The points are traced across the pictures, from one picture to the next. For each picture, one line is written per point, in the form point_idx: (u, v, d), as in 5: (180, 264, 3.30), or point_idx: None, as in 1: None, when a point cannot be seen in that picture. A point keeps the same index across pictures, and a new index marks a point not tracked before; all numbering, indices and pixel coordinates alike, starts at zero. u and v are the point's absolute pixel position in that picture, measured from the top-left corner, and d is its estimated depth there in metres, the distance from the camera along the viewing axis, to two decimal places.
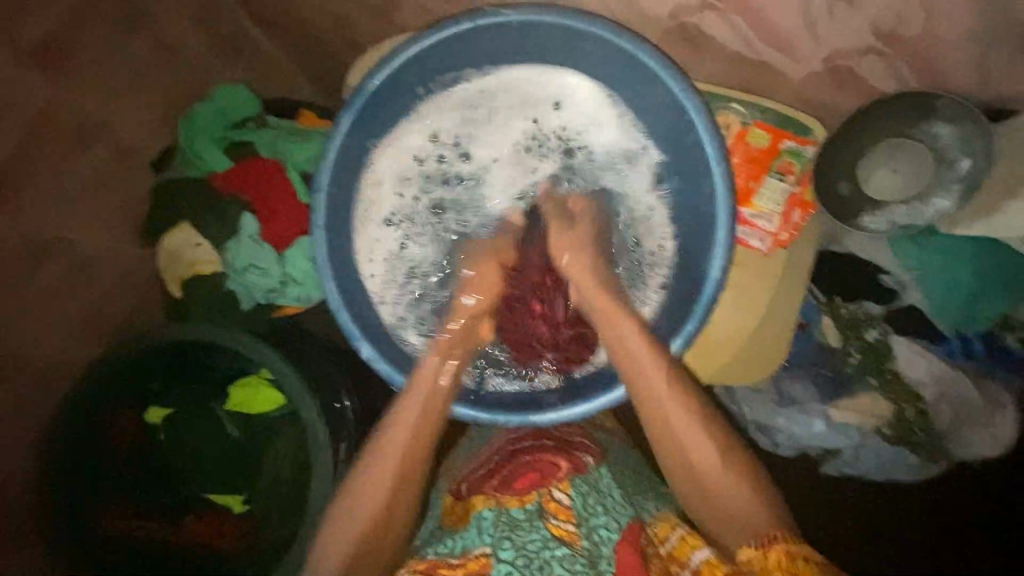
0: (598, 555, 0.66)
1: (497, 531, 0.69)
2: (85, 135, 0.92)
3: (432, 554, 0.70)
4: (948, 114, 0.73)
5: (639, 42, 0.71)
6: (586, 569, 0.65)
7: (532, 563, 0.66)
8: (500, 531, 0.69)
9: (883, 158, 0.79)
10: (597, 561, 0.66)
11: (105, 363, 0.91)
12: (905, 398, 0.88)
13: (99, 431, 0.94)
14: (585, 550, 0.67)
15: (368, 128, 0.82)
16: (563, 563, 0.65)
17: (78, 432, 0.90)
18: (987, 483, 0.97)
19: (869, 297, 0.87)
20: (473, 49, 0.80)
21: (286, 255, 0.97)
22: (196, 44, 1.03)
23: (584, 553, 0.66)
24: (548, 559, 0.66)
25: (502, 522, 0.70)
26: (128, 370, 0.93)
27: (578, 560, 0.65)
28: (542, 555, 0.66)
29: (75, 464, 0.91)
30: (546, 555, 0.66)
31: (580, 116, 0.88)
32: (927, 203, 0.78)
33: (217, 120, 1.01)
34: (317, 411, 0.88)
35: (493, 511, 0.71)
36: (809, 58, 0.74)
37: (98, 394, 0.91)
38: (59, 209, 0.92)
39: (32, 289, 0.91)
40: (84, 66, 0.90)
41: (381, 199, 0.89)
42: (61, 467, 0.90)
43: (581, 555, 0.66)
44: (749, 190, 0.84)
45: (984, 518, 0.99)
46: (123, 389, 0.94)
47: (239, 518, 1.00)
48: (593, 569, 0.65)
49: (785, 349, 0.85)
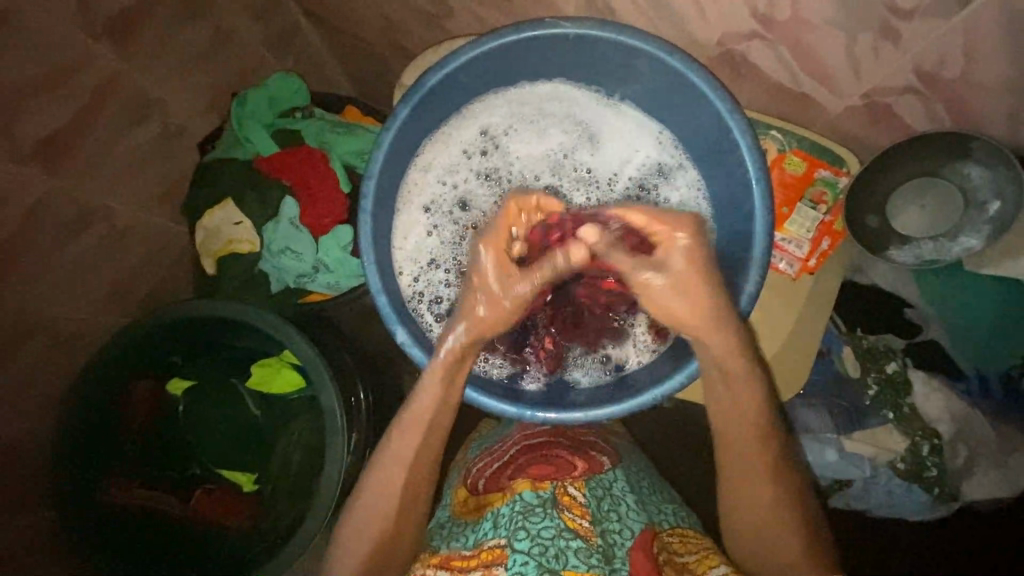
0: (613, 553, 0.67)
1: (514, 521, 0.69)
2: (142, 111, 0.96)
3: (448, 549, 0.73)
4: (983, 158, 0.76)
5: (689, 63, 0.74)
6: (600, 563, 0.65)
7: (546, 551, 0.65)
8: (518, 520, 0.69)
9: (912, 197, 0.82)
10: (611, 559, 0.66)
11: (95, 361, 0.90)
12: (922, 433, 0.89)
13: (108, 413, 0.95)
14: (600, 546, 0.67)
15: (420, 121, 0.84)
16: (578, 553, 0.66)
17: (76, 412, 0.90)
18: (1002, 513, 0.98)
19: (891, 331, 0.91)
20: (524, 59, 0.83)
21: (321, 241, 0.99)
22: (248, 32, 1.06)
23: (598, 546, 0.67)
24: (563, 548, 0.66)
25: (519, 510, 0.71)
26: (134, 357, 0.94)
27: (592, 554, 0.66)
28: (557, 543, 0.67)
29: (76, 447, 0.91)
30: (561, 544, 0.66)
31: (619, 135, 0.91)
32: (953, 240, 0.81)
33: (266, 106, 1.04)
34: (337, 395, 0.89)
35: (509, 505, 0.72)
36: (848, 93, 0.76)
37: (100, 372, 0.91)
38: (103, 179, 0.94)
39: (70, 255, 0.92)
40: (144, 44, 0.92)
41: (423, 185, 0.91)
42: (62, 450, 0.89)
43: (596, 548, 0.67)
44: (782, 215, 0.85)
45: (997, 549, 1.00)
46: (121, 375, 0.94)
47: (250, 496, 1.01)
48: (607, 564, 0.65)
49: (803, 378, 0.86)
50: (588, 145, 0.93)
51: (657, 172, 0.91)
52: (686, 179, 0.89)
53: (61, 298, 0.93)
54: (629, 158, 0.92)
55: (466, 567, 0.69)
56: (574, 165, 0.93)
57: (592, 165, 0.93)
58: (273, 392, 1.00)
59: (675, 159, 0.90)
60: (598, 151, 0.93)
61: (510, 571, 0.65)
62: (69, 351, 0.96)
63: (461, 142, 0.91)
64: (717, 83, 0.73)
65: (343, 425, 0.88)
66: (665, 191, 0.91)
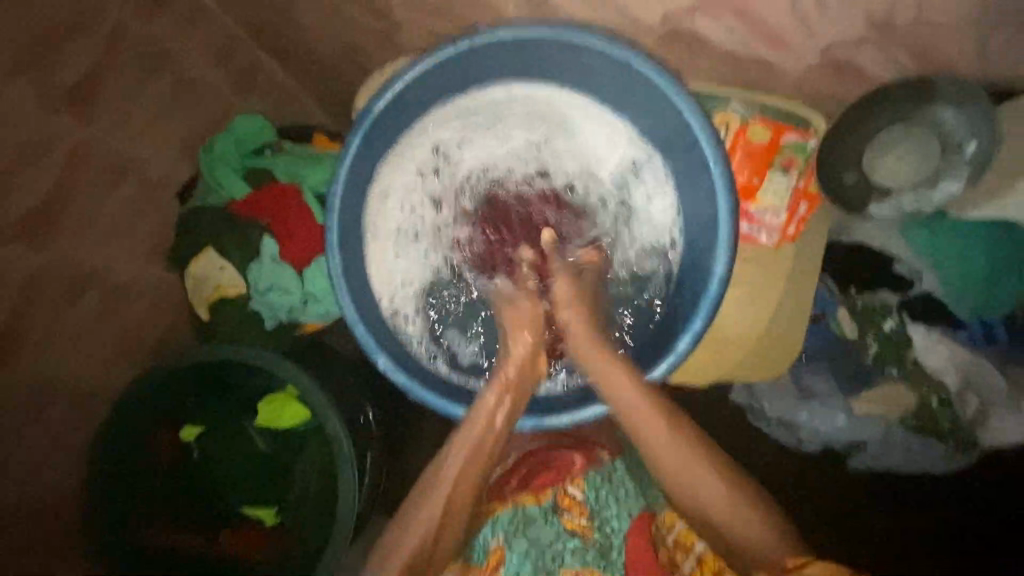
0: (610, 545, 0.71)
1: (515, 525, 0.72)
2: (118, 169, 0.98)
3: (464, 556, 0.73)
4: (952, 99, 0.71)
5: (630, 50, 0.73)
6: (595, 559, 0.70)
7: (545, 553, 0.71)
8: (518, 525, 0.72)
9: (886, 148, 0.76)
10: (608, 551, 0.71)
11: (113, 421, 0.93)
12: (929, 387, 0.86)
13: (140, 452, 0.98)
14: (596, 541, 0.71)
15: (375, 148, 0.84)
16: (574, 554, 0.70)
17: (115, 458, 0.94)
18: None
19: (885, 287, 0.88)
20: (461, 73, 0.83)
21: (306, 274, 1.01)
22: (211, 79, 1.08)
23: (595, 542, 0.71)
24: (560, 550, 0.71)
25: (520, 517, 0.73)
26: (150, 406, 0.97)
27: (588, 553, 0.70)
28: (555, 545, 0.71)
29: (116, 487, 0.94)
30: (559, 546, 0.71)
31: (575, 126, 0.91)
32: (935, 187, 0.77)
33: (233, 147, 1.05)
34: (340, 422, 0.91)
35: (510, 511, 0.73)
36: (805, 52, 0.74)
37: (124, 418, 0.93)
38: (87, 241, 0.96)
39: (67, 320, 0.95)
40: (109, 106, 0.95)
41: (389, 211, 0.91)
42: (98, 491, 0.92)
43: (592, 546, 0.71)
44: (752, 185, 0.84)
45: None
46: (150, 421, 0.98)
47: (274, 530, 1.04)
48: (603, 559, 0.70)
49: (796, 351, 0.85)
50: (556, 131, 0.92)
51: (631, 166, 0.90)
52: (650, 167, 0.89)
53: (62, 365, 0.95)
54: (603, 148, 0.91)
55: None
56: (540, 150, 0.93)
57: (566, 149, 0.93)
58: (282, 426, 1.03)
59: (639, 150, 0.88)
60: (565, 139, 0.92)
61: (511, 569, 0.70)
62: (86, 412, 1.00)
63: (416, 171, 0.92)
64: (658, 66, 0.72)
65: (351, 448, 0.90)
66: (629, 180, 0.91)
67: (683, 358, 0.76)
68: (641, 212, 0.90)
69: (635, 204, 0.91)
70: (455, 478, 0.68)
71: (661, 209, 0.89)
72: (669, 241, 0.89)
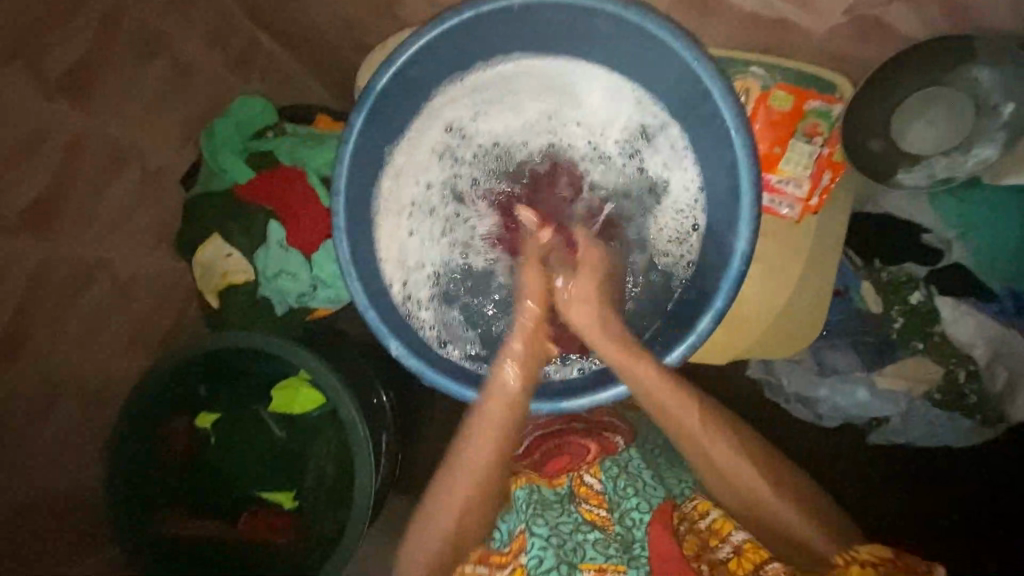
0: (632, 539, 0.69)
1: (532, 510, 0.70)
2: (119, 155, 0.96)
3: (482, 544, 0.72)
4: (989, 57, 0.68)
5: (646, 14, 0.69)
6: (618, 553, 0.67)
7: (564, 543, 0.68)
8: (535, 509, 0.70)
9: (917, 111, 0.73)
10: (630, 545, 0.68)
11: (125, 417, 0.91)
12: (956, 359, 0.84)
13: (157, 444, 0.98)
14: (618, 535, 0.69)
15: (381, 127, 0.81)
16: (596, 545, 0.68)
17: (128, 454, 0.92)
18: None
19: (912, 259, 0.84)
20: (471, 45, 0.79)
21: (314, 258, 0.99)
22: (210, 60, 1.05)
23: (616, 535, 0.69)
24: (581, 541, 0.68)
25: (537, 501, 0.71)
26: (163, 399, 0.96)
27: (609, 544, 0.68)
28: (574, 537, 0.68)
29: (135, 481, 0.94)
30: (579, 537, 0.69)
31: (591, 97, 0.87)
32: (967, 153, 0.74)
33: (234, 130, 1.03)
34: (355, 407, 0.90)
35: (526, 492, 0.72)
36: (830, 11, 0.70)
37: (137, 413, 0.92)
38: (93, 230, 0.95)
39: (77, 310, 0.94)
40: (108, 89, 0.92)
41: (399, 190, 0.88)
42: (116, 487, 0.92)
43: (613, 538, 0.69)
44: (774, 155, 0.80)
45: None
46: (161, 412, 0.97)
47: (292, 513, 1.05)
48: (625, 552, 0.67)
49: (804, 342, 0.84)
50: (570, 103, 0.88)
51: (640, 133, 0.87)
52: (667, 137, 0.85)
53: (74, 358, 0.95)
54: (608, 116, 0.88)
55: (501, 563, 0.70)
56: (556, 126, 0.90)
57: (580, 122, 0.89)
58: (297, 412, 1.03)
59: (656, 120, 0.85)
60: (580, 112, 0.88)
61: (529, 555, 0.67)
62: (102, 400, 1.00)
63: (430, 148, 0.89)
64: (676, 30, 0.68)
65: (367, 434, 0.89)
66: (646, 151, 0.88)
67: (703, 338, 0.74)
68: (659, 185, 0.88)
69: (653, 177, 0.88)
70: (476, 461, 0.68)
71: (680, 181, 0.86)
72: (688, 214, 0.86)
